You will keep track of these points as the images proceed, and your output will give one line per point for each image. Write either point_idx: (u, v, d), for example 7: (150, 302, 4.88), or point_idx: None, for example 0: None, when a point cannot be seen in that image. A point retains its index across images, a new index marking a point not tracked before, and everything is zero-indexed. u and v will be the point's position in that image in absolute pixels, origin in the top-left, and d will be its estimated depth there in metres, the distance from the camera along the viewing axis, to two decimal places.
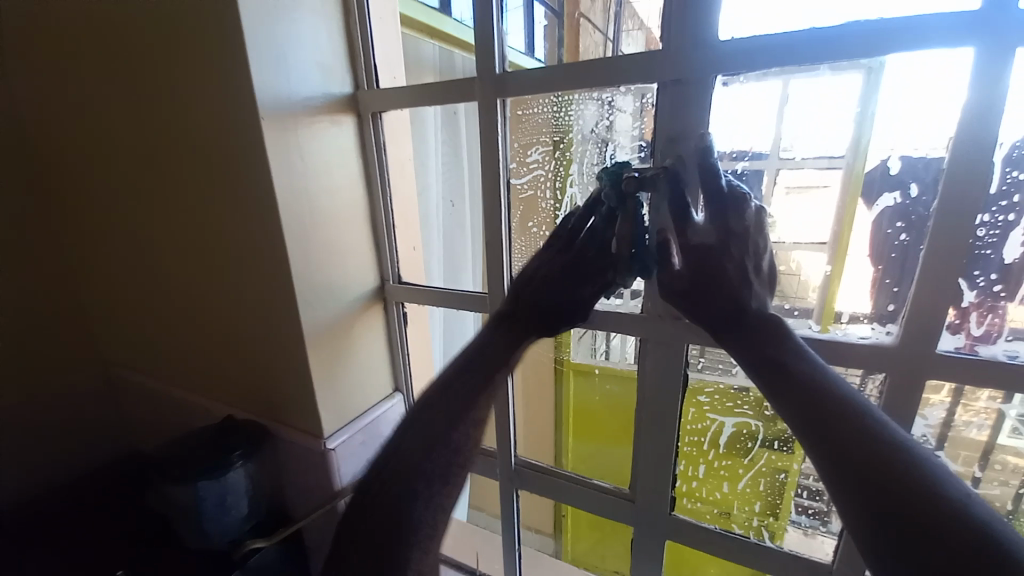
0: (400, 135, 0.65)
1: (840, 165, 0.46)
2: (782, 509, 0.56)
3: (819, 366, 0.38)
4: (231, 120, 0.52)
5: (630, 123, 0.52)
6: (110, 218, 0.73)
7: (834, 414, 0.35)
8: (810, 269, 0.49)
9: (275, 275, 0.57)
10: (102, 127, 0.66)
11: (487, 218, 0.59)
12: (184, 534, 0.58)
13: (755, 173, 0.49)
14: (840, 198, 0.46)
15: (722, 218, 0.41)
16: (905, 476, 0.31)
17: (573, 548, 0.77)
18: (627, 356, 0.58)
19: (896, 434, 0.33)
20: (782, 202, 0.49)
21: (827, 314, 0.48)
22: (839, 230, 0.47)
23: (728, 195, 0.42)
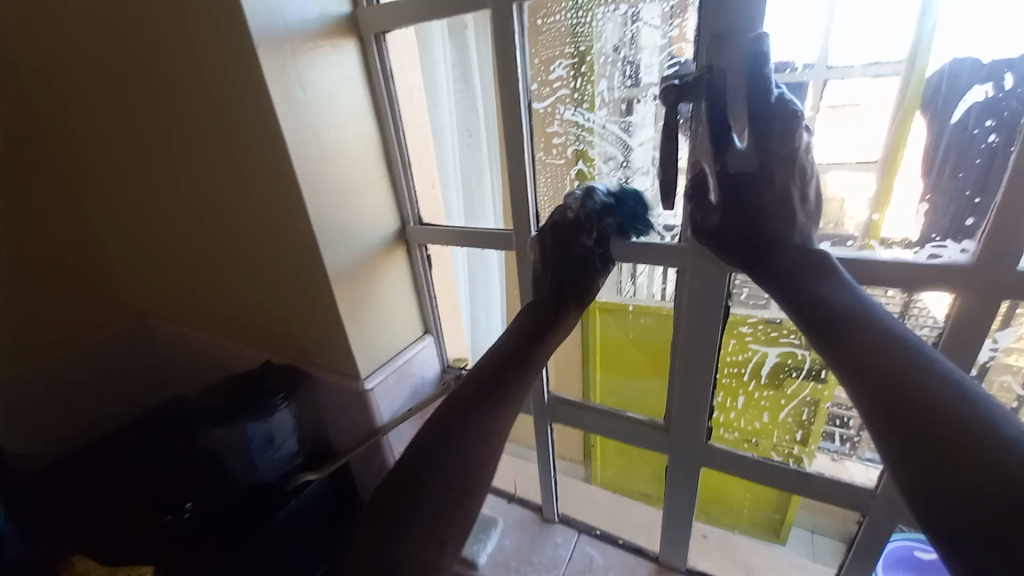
0: (407, 59, 0.60)
1: (896, 71, 0.40)
2: (813, 432, 0.55)
3: (866, 308, 0.36)
4: (226, 50, 0.48)
5: (656, 37, 0.46)
6: (120, 172, 0.71)
7: (873, 354, 0.33)
8: (852, 192, 0.44)
9: (295, 222, 0.55)
10: (96, 71, 0.63)
11: (507, 147, 0.54)
12: (235, 471, 0.59)
13: (802, 82, 0.43)
14: (894, 111, 0.41)
15: (766, 139, 0.39)
16: (942, 411, 0.29)
17: (601, 474, 0.80)
18: (655, 293, 0.57)
19: (945, 369, 0.31)
20: (823, 122, 0.43)
21: (873, 228, 0.43)
22: (891, 145, 0.42)
23: (774, 110, 0.38)
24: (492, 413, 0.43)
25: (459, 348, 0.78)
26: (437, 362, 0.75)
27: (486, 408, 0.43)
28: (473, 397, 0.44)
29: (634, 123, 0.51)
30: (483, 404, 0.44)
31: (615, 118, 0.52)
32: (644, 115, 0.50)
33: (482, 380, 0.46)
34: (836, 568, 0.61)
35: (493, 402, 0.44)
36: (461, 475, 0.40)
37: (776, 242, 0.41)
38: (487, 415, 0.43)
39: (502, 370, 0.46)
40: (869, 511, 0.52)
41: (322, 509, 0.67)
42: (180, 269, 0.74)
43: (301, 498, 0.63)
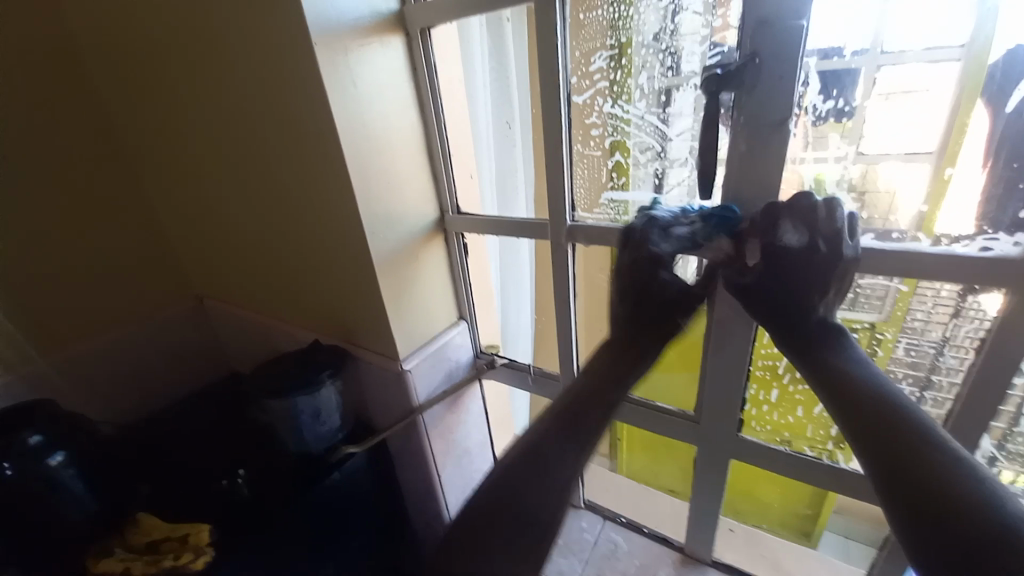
0: (450, 53, 0.62)
1: (957, 54, 0.38)
2: None
3: (872, 375, 0.40)
4: (283, 44, 0.52)
5: (697, 23, 0.47)
6: (179, 160, 0.76)
7: (876, 412, 0.37)
8: (905, 186, 0.43)
9: (342, 211, 0.59)
10: (161, 65, 0.67)
11: (546, 137, 0.56)
12: (285, 442, 0.64)
13: (853, 69, 0.42)
14: (953, 96, 0.39)
15: (813, 225, 0.42)
16: (935, 479, 0.32)
17: (627, 464, 0.80)
18: (692, 287, 0.57)
19: (948, 444, 0.34)
20: (874, 107, 0.42)
21: (927, 225, 0.42)
22: (949, 134, 0.40)
23: (810, 204, 0.42)
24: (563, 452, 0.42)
25: (491, 336, 0.80)
26: (470, 347, 0.78)
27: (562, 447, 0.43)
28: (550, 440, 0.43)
29: (672, 113, 0.51)
30: (564, 446, 0.43)
31: (652, 109, 0.52)
32: (682, 103, 0.50)
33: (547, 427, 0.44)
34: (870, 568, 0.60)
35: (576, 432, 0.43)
36: (543, 517, 0.40)
37: (804, 308, 0.43)
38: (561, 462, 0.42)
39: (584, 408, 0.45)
40: None
41: (364, 482, 0.71)
42: (234, 252, 0.80)
43: (344, 470, 0.67)
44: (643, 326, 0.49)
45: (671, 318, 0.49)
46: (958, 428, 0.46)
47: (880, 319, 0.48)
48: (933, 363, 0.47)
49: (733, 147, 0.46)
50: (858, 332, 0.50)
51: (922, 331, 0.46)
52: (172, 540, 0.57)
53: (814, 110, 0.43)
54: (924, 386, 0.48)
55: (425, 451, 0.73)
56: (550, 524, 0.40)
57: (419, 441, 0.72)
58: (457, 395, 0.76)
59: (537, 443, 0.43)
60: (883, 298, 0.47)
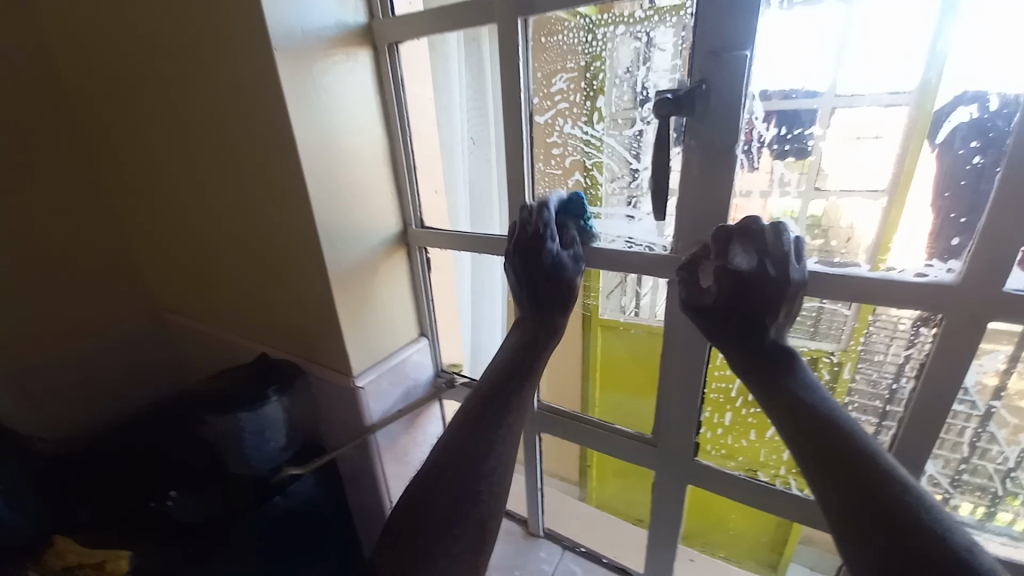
0: (418, 69, 0.62)
1: (906, 101, 0.40)
2: None
3: (827, 404, 0.40)
4: (243, 49, 0.51)
5: (667, 62, 0.47)
6: (137, 162, 0.74)
7: (832, 445, 0.37)
8: (860, 220, 0.44)
9: (299, 220, 0.57)
10: (122, 65, 0.66)
11: (509, 155, 0.56)
12: (228, 464, 0.60)
13: (808, 110, 0.44)
14: (901, 140, 0.41)
15: (762, 249, 0.43)
16: (893, 514, 0.32)
17: (597, 493, 0.78)
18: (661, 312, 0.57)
19: (902, 477, 0.34)
20: (832, 147, 0.44)
21: (881, 249, 0.43)
22: (897, 179, 0.42)
23: (759, 228, 0.43)
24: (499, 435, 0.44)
25: (454, 354, 0.78)
26: (431, 366, 0.76)
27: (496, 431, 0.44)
28: (486, 425, 0.44)
29: (643, 144, 0.52)
30: (492, 422, 0.45)
31: (624, 140, 0.53)
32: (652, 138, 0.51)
33: (474, 407, 0.46)
34: None
35: (501, 419, 0.45)
36: (485, 494, 0.42)
37: (757, 335, 0.44)
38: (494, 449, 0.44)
39: (504, 384, 0.47)
40: None
41: (309, 506, 0.67)
42: (189, 258, 0.76)
43: (288, 493, 0.64)
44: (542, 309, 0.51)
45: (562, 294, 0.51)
46: (904, 452, 0.46)
47: (840, 349, 0.49)
48: (891, 392, 0.47)
49: (687, 172, 0.47)
50: (817, 364, 0.50)
51: (879, 361, 0.46)
52: (86, 567, 0.51)
53: (759, 137, 0.45)
54: (881, 416, 0.48)
55: (378, 475, 0.69)
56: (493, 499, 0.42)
57: (370, 461, 0.68)
58: (412, 415, 0.72)
59: (470, 425, 0.45)
60: (841, 328, 0.47)
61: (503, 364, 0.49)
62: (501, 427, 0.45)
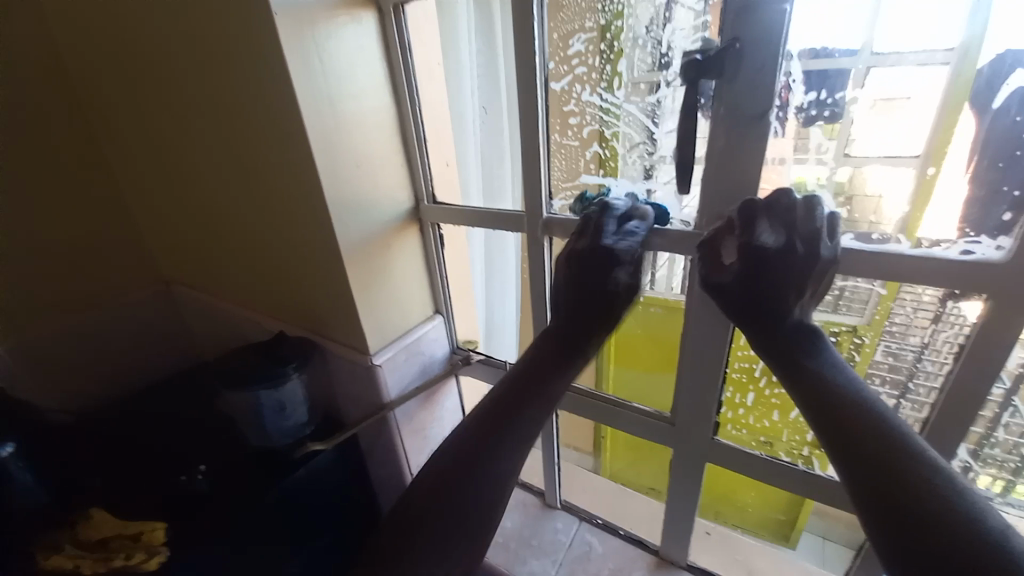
0: (426, 33, 0.59)
1: (945, 60, 0.37)
2: None
3: (851, 382, 0.38)
4: (244, 16, 0.49)
5: (690, 21, 0.44)
6: (148, 140, 0.73)
7: (859, 425, 0.35)
8: (891, 191, 0.41)
9: (308, 196, 0.56)
10: (125, 39, 0.64)
11: (523, 125, 0.53)
12: (247, 434, 0.64)
13: (841, 70, 0.40)
14: (940, 102, 0.38)
15: (790, 221, 0.41)
16: (921, 497, 0.31)
17: (610, 466, 0.80)
18: (674, 286, 0.55)
19: (930, 456, 0.32)
20: (861, 113, 0.41)
21: (910, 227, 0.40)
22: (934, 138, 0.39)
23: (790, 202, 0.41)
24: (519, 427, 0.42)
25: (469, 331, 0.78)
26: (446, 342, 0.75)
27: (515, 424, 0.42)
28: (499, 421, 0.42)
29: (662, 109, 0.49)
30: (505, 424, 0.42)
31: (643, 107, 0.50)
32: (671, 104, 0.48)
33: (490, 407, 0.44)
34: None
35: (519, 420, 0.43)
36: (486, 501, 0.40)
37: (782, 315, 0.41)
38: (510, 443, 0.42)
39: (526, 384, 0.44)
40: None
41: (331, 477, 0.69)
42: (202, 236, 0.76)
43: (309, 465, 0.65)
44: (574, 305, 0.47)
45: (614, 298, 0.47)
46: (936, 434, 0.44)
47: (863, 323, 0.46)
48: (911, 368, 0.45)
49: (713, 141, 0.44)
50: (838, 336, 0.48)
51: (906, 336, 0.45)
52: (124, 538, 0.53)
53: (798, 104, 0.42)
54: (902, 392, 0.47)
55: (397, 449, 0.71)
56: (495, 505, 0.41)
57: (391, 436, 0.70)
58: (429, 391, 0.73)
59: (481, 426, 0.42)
60: (865, 301, 0.45)
61: (529, 360, 0.46)
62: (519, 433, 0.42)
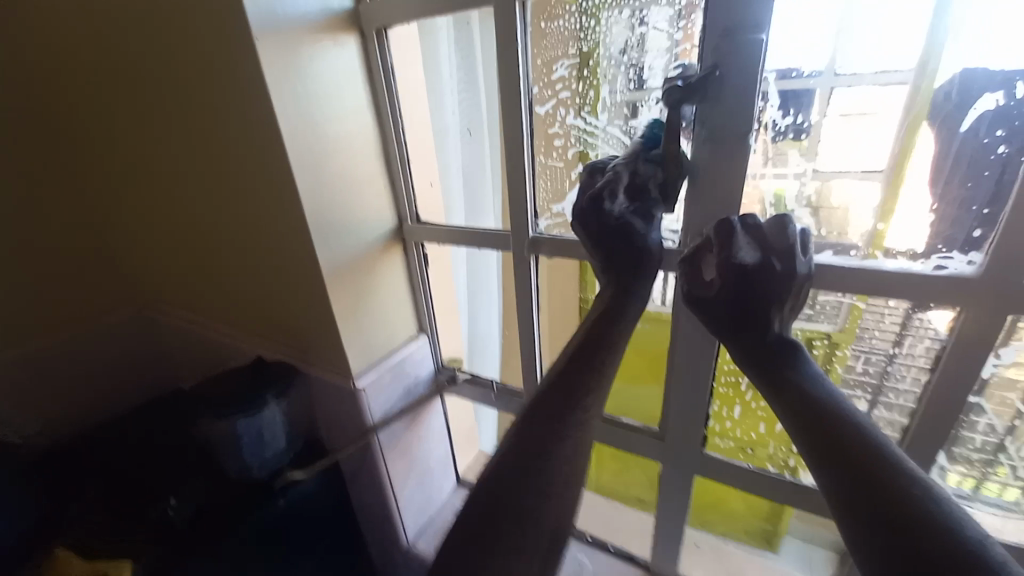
0: (408, 53, 0.59)
1: (906, 80, 0.39)
2: None
3: (829, 394, 0.38)
4: (224, 39, 0.48)
5: (663, 41, 0.45)
6: (119, 161, 0.70)
7: (838, 435, 0.35)
8: (858, 201, 0.43)
9: (289, 218, 0.55)
10: (95, 58, 0.62)
11: (508, 147, 0.53)
12: (225, 465, 0.60)
13: (808, 89, 0.41)
14: (901, 118, 0.40)
15: (761, 239, 0.42)
16: (901, 507, 0.30)
17: (597, 477, 0.79)
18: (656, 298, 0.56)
19: (909, 467, 0.33)
20: (829, 127, 0.42)
21: (876, 239, 0.42)
22: (897, 158, 0.41)
23: (765, 224, 0.43)
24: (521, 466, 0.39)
25: (454, 349, 0.77)
26: (432, 361, 0.74)
27: (563, 435, 0.36)
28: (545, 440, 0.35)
29: (638, 127, 0.50)
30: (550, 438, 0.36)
31: (620, 125, 0.51)
32: (648, 120, 0.49)
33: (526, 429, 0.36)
34: None
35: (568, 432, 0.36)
36: (550, 518, 0.33)
37: (762, 327, 0.42)
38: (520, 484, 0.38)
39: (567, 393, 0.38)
40: None
41: (315, 505, 0.67)
42: (176, 258, 0.73)
43: (289, 497, 0.62)
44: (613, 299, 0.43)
45: (639, 252, 0.45)
46: (919, 443, 0.46)
47: (836, 330, 0.48)
48: (884, 371, 0.47)
49: (697, 159, 0.45)
50: (816, 345, 0.50)
51: (874, 341, 0.46)
52: None
53: (773, 125, 0.43)
54: (874, 396, 0.48)
55: (382, 474, 0.69)
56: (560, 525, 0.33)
57: (376, 462, 0.68)
58: (416, 412, 0.72)
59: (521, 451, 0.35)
60: (837, 310, 0.47)
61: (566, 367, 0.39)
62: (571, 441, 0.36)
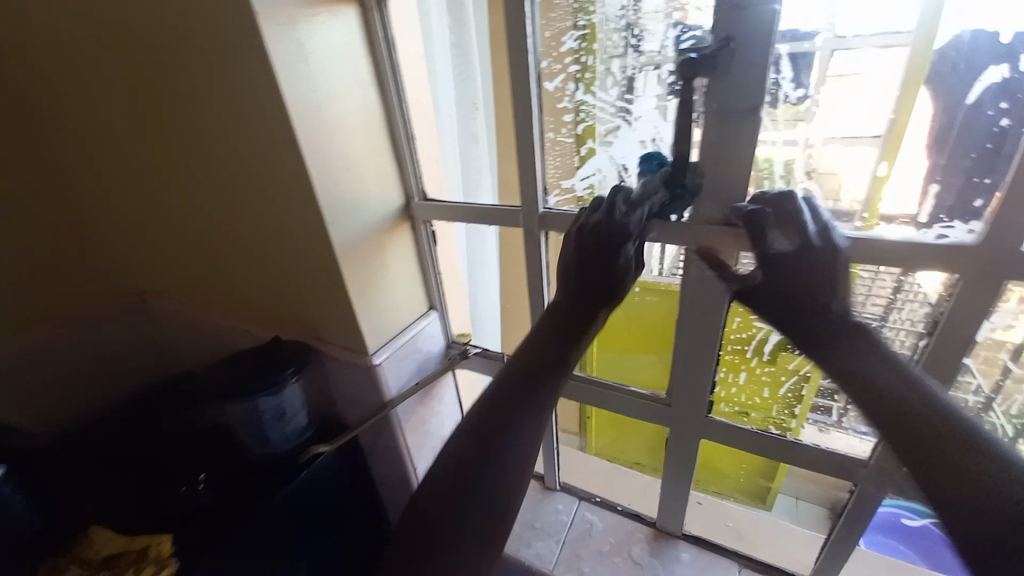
0: (408, 25, 0.57)
1: (906, 41, 0.39)
2: (807, 406, 0.57)
3: (885, 354, 0.40)
4: (221, 12, 0.46)
5: (659, 5, 0.45)
6: (111, 144, 0.69)
7: (898, 392, 0.37)
8: (849, 168, 0.44)
9: (300, 199, 0.55)
10: (81, 37, 0.60)
11: (517, 122, 0.53)
12: (247, 443, 0.62)
13: (814, 53, 0.41)
14: (896, 92, 0.41)
15: (802, 237, 0.43)
16: (963, 452, 0.32)
17: (596, 443, 0.81)
18: (655, 269, 0.56)
19: (959, 413, 0.35)
20: (827, 93, 0.43)
21: (872, 209, 0.44)
22: (897, 116, 0.41)
23: (788, 208, 0.43)
24: (510, 431, 0.41)
25: (463, 325, 0.78)
26: (442, 339, 0.76)
27: (515, 420, 0.41)
28: (496, 426, 0.41)
29: (636, 96, 0.49)
30: (501, 428, 0.41)
31: (618, 94, 0.51)
32: (647, 89, 0.48)
33: (479, 424, 0.41)
34: (825, 534, 0.65)
35: (519, 418, 0.41)
36: (497, 501, 0.39)
37: (815, 308, 0.44)
38: (510, 447, 0.40)
39: (529, 381, 0.43)
40: (858, 481, 0.55)
41: (335, 478, 0.69)
42: (177, 240, 0.73)
43: (312, 469, 0.65)
44: (580, 291, 0.48)
45: (607, 289, 0.48)
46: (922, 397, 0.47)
47: None
48: None
49: (709, 134, 0.45)
50: None
51: (866, 305, 0.48)
52: (130, 553, 0.52)
53: (785, 97, 0.43)
54: None
55: (400, 445, 0.72)
56: (507, 507, 0.39)
57: (393, 434, 0.71)
58: (427, 389, 0.73)
59: (472, 446, 0.40)
60: None
61: (524, 361, 0.44)
62: (522, 437, 0.41)
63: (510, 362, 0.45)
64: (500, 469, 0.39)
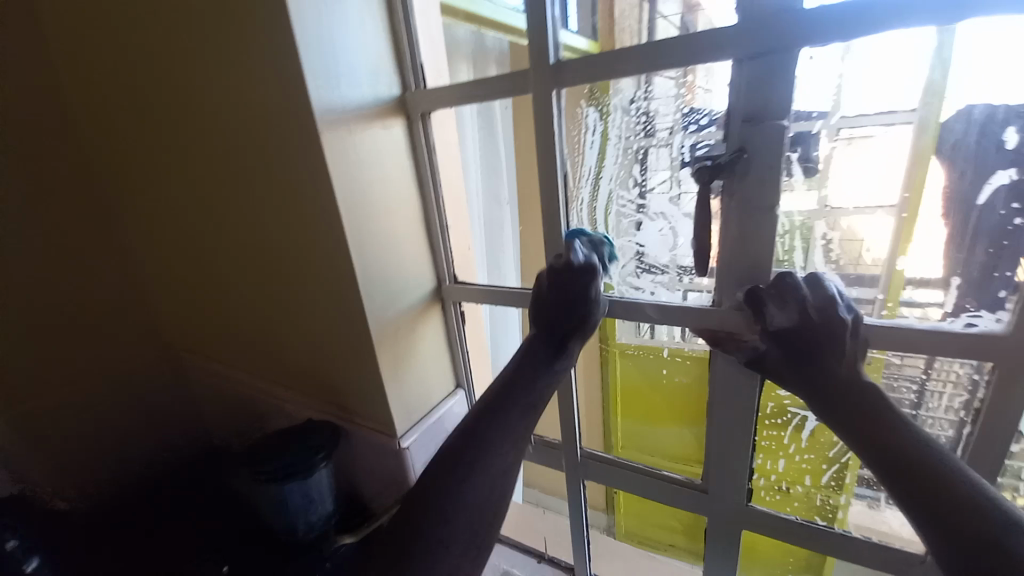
0: (447, 132, 0.64)
1: (909, 118, 0.42)
2: (846, 487, 0.55)
3: (899, 420, 0.40)
4: (287, 130, 0.53)
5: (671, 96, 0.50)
6: (170, 231, 0.75)
7: (911, 461, 0.37)
8: (872, 236, 0.46)
9: (341, 283, 0.58)
10: (158, 143, 0.68)
11: (545, 214, 0.57)
12: (273, 525, 0.62)
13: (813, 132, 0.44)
14: (902, 191, 0.44)
15: (802, 306, 0.44)
16: (961, 514, 0.34)
17: (624, 525, 0.78)
18: (676, 336, 0.58)
19: (965, 477, 0.36)
20: (841, 159, 0.45)
21: (892, 286, 0.45)
22: (910, 190, 0.43)
23: (783, 285, 0.45)
24: (478, 448, 0.48)
25: None
26: None
27: (494, 442, 0.49)
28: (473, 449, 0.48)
29: (649, 168, 0.55)
30: (482, 442, 0.48)
31: (627, 172, 0.56)
32: (656, 163, 0.54)
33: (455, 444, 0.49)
34: None
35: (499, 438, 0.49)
36: (472, 506, 0.46)
37: (821, 371, 0.43)
38: (476, 469, 0.47)
39: (509, 399, 0.51)
40: None
41: None
42: (218, 314, 0.77)
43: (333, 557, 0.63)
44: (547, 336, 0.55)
45: (580, 313, 0.53)
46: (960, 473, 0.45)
47: None
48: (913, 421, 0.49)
49: (729, 230, 0.48)
50: None
51: (898, 390, 0.48)
52: None
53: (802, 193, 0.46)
54: None
55: None
56: (487, 511, 0.46)
57: None
58: None
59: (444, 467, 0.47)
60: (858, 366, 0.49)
61: (505, 380, 0.53)
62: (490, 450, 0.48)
63: (497, 376, 0.54)
64: (465, 484, 0.46)
